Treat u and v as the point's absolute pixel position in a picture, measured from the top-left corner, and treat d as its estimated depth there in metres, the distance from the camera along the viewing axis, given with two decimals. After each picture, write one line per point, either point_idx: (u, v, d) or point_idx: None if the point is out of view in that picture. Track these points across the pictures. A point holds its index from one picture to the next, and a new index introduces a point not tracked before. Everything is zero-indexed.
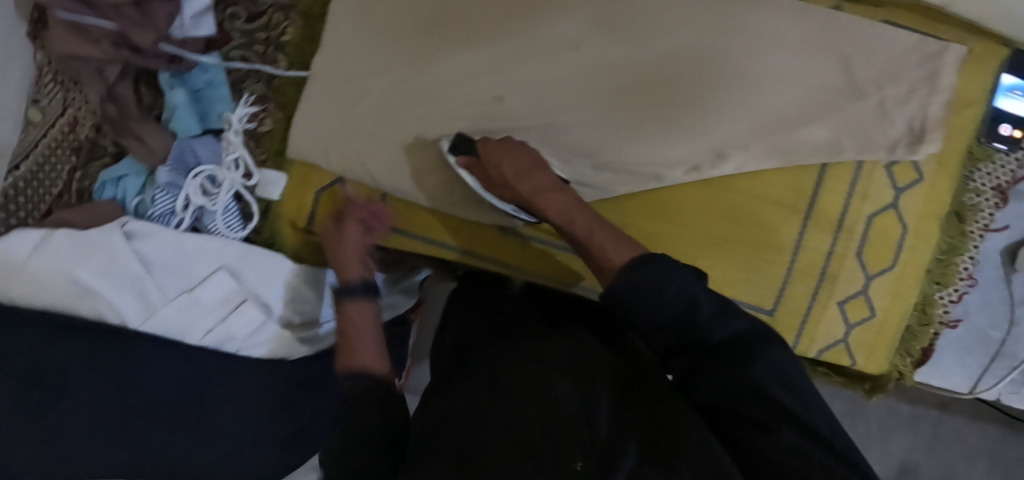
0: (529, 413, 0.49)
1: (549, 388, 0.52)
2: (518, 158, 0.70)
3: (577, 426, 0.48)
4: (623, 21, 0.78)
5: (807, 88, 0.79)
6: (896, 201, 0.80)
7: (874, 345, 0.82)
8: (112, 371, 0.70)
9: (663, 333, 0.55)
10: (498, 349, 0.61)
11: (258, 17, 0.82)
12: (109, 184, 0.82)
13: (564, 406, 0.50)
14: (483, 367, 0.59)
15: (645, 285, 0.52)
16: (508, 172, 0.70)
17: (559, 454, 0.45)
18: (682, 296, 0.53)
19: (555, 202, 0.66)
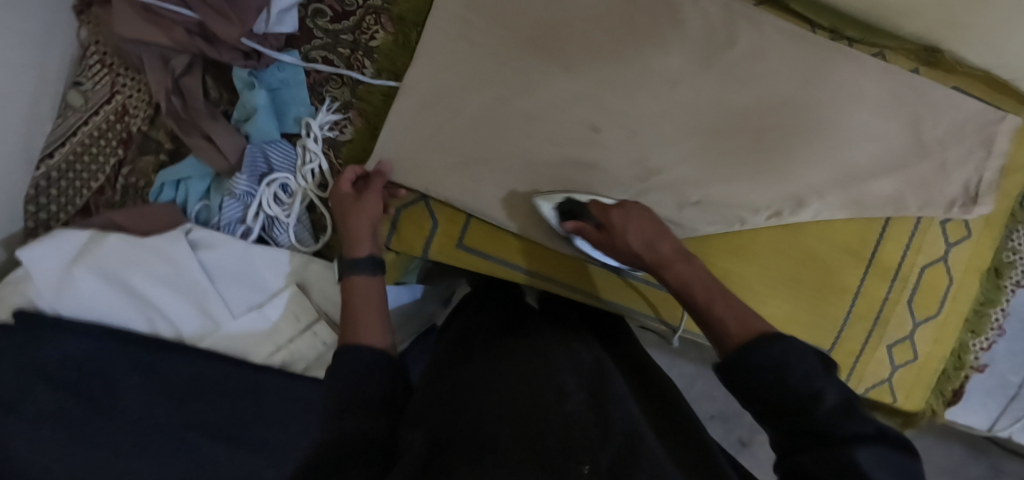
0: (540, 414, 0.48)
1: (567, 399, 0.50)
2: (642, 227, 0.63)
3: (589, 433, 0.46)
4: (721, 62, 0.79)
5: (883, 144, 0.82)
6: (946, 255, 0.86)
7: (912, 385, 0.89)
8: (165, 381, 0.70)
9: (743, 382, 0.48)
10: (508, 354, 0.60)
11: (345, 17, 0.78)
12: (168, 187, 0.75)
13: (570, 410, 0.49)
14: (493, 368, 0.58)
15: (769, 357, 0.47)
16: (636, 244, 0.62)
17: (559, 450, 0.44)
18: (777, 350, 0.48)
19: (685, 274, 0.58)
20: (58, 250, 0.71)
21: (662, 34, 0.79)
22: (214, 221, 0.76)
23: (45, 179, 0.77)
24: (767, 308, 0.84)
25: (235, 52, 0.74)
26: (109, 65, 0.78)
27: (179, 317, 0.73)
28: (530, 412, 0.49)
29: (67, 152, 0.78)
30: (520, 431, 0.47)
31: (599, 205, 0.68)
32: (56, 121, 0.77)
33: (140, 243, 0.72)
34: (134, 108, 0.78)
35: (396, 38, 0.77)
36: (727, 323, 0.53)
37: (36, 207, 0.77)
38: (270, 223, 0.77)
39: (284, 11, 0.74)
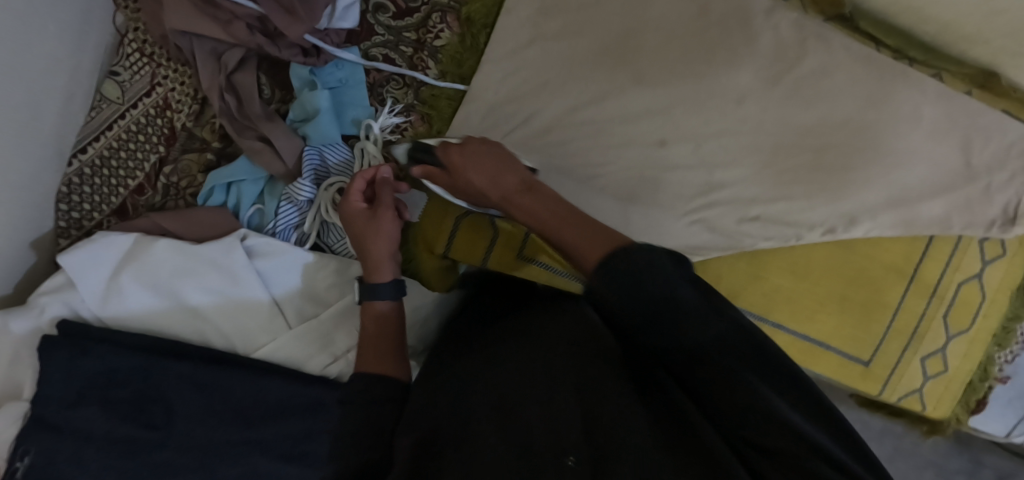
0: (526, 408, 0.52)
1: (554, 390, 0.53)
2: (484, 161, 0.62)
3: (570, 428, 0.49)
4: (790, 80, 0.79)
5: (939, 166, 0.82)
6: (981, 272, 0.88)
7: (940, 396, 0.92)
8: (214, 394, 0.65)
9: (640, 322, 0.48)
10: (502, 348, 0.64)
11: (409, 13, 0.74)
12: (218, 190, 0.71)
13: (561, 402, 0.52)
14: (484, 364, 0.61)
15: (621, 277, 0.47)
16: (479, 181, 0.62)
17: (542, 440, 0.48)
18: (640, 279, 0.47)
19: (531, 204, 0.59)
20: (102, 257, 0.67)
21: (735, 49, 0.78)
22: (268, 227, 0.72)
23: (78, 175, 0.72)
24: (815, 323, 0.87)
25: (294, 48, 0.69)
26: (150, 55, 0.72)
27: (232, 327, 0.69)
28: (512, 411, 0.52)
29: (101, 147, 0.73)
30: (515, 427, 0.50)
31: (443, 144, 0.67)
32: (89, 114, 0.72)
33: (192, 251, 0.68)
34: (176, 102, 0.73)
35: (463, 39, 0.74)
36: (575, 241, 0.53)
37: (68, 205, 0.72)
38: (326, 229, 0.73)
39: (347, 5, 0.69)
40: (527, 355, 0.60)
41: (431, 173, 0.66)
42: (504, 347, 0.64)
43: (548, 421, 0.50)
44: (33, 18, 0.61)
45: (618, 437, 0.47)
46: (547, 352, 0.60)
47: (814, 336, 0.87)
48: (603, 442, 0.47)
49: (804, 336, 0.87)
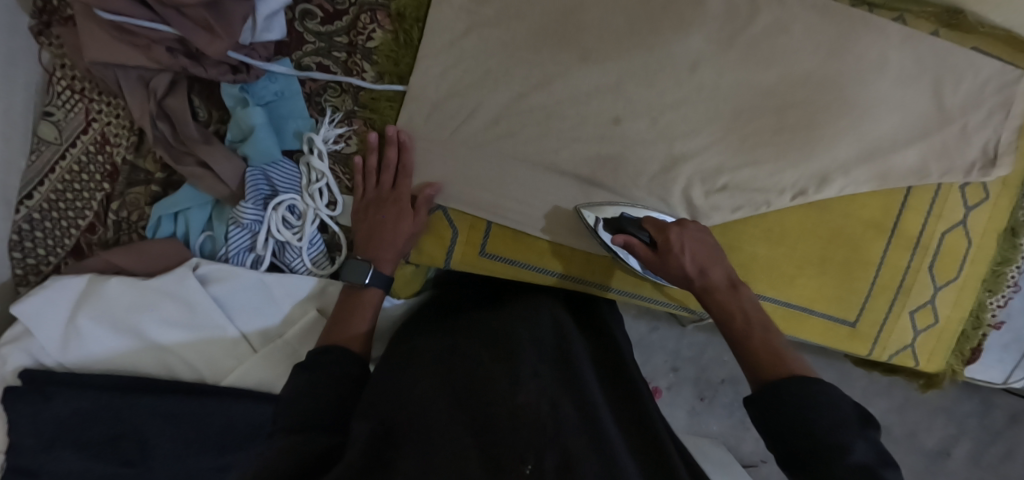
0: (489, 410, 0.50)
1: (519, 391, 0.52)
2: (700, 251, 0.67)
3: (534, 426, 0.48)
4: (746, 41, 0.77)
5: (906, 113, 0.81)
6: (966, 218, 0.85)
7: (932, 348, 0.90)
8: (184, 416, 0.65)
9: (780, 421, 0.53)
10: (465, 345, 0.62)
11: (337, 17, 0.71)
12: (166, 220, 0.70)
13: (524, 402, 0.50)
14: (443, 362, 0.59)
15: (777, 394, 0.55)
16: (690, 268, 0.66)
17: (501, 441, 0.47)
18: (825, 398, 0.53)
19: (742, 300, 0.65)
20: (55, 303, 0.66)
21: (685, 14, 0.76)
22: (220, 252, 0.71)
23: (27, 221, 0.72)
24: (796, 287, 0.85)
25: (221, 66, 0.67)
26: (80, 91, 0.71)
27: (197, 357, 0.69)
28: (474, 408, 0.51)
29: (47, 191, 0.72)
30: (479, 427, 0.49)
31: (654, 222, 0.70)
32: (30, 158, 0.72)
33: (144, 284, 0.67)
34: (114, 136, 0.71)
35: (398, 37, 0.71)
36: (761, 356, 0.60)
37: (23, 252, 0.72)
38: (280, 248, 0.72)
39: (271, 15, 0.66)
40: (493, 354, 0.58)
41: (629, 244, 0.69)
42: (467, 344, 0.62)
43: (512, 418, 0.49)
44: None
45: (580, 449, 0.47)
46: (516, 351, 0.58)
47: (797, 301, 0.85)
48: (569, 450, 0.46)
49: (783, 302, 0.85)
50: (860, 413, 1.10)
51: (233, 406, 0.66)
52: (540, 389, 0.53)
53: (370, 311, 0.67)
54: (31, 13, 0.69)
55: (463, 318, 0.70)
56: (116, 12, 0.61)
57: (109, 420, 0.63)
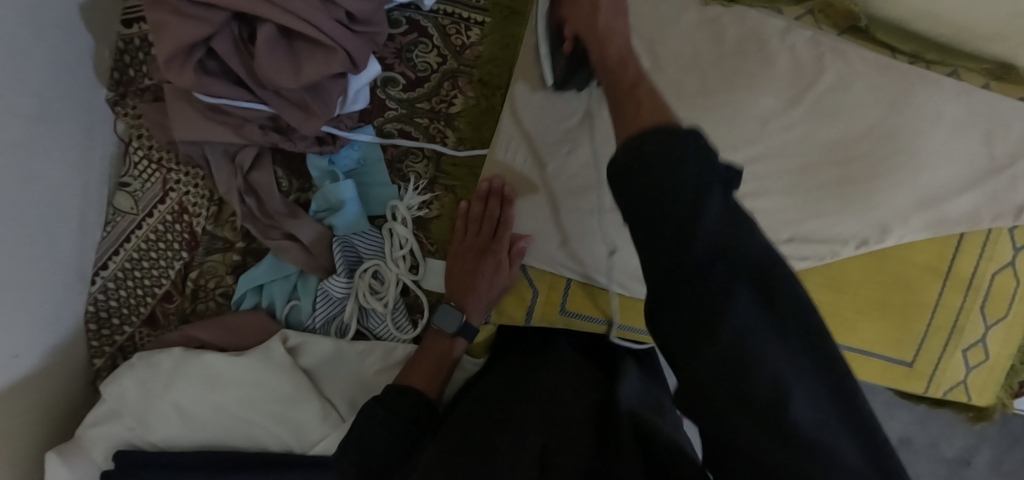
0: (492, 449, 0.50)
1: (526, 430, 0.52)
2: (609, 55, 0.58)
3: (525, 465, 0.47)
4: (816, 99, 0.79)
5: (960, 165, 0.84)
6: (1015, 259, 0.88)
7: (983, 384, 0.93)
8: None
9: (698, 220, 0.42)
10: (498, 393, 0.61)
11: (419, 84, 0.71)
12: (251, 292, 0.70)
13: (527, 441, 0.51)
14: (472, 406, 0.60)
15: (652, 158, 0.44)
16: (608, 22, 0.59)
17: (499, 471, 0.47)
18: (690, 188, 0.42)
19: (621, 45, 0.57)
20: (140, 381, 0.66)
21: (758, 73, 0.77)
22: (307, 323, 0.70)
23: (103, 291, 0.70)
24: (857, 332, 0.87)
25: (309, 139, 0.67)
26: (160, 162, 0.70)
27: (287, 428, 0.67)
28: (479, 450, 0.51)
29: (121, 260, 0.70)
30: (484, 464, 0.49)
31: None
32: (104, 229, 0.70)
33: (231, 360, 0.67)
34: (193, 206, 0.70)
35: (479, 103, 0.71)
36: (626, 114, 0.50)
37: (98, 324, 0.70)
38: (364, 314, 0.72)
39: (360, 88, 0.65)
40: (518, 403, 0.58)
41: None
42: (502, 389, 0.62)
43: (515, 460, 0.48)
44: (42, 157, 0.59)
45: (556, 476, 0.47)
46: (546, 403, 0.57)
47: (856, 346, 0.88)
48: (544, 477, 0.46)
49: (841, 347, 0.88)
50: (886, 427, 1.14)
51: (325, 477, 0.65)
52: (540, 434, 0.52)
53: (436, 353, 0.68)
54: (108, 85, 0.68)
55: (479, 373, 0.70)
56: (214, 94, 0.59)
57: None
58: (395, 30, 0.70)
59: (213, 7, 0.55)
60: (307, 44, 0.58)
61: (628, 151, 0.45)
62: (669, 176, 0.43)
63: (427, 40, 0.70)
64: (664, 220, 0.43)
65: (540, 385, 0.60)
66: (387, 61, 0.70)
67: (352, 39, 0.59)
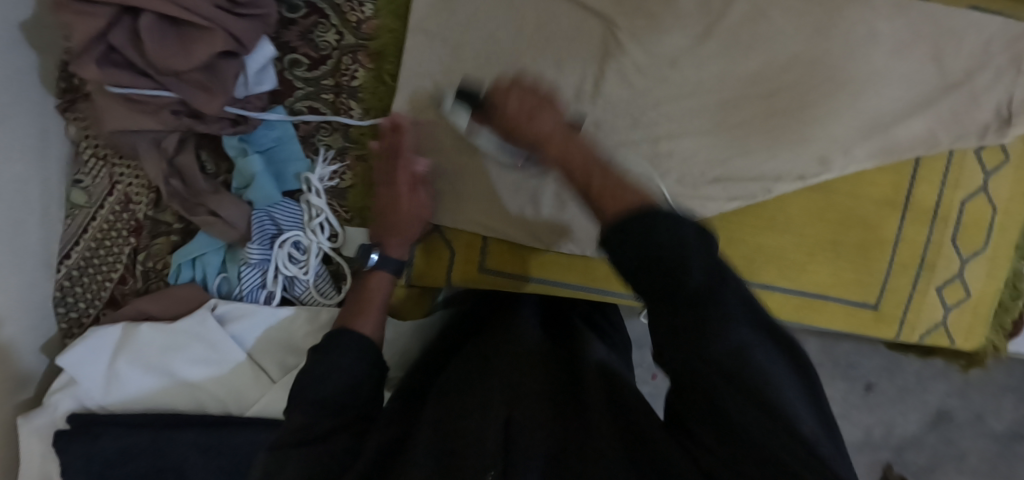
0: (461, 431, 0.51)
1: (492, 396, 0.55)
2: (530, 99, 0.63)
3: (490, 427, 0.50)
4: (732, 32, 0.76)
5: (906, 85, 0.78)
6: (986, 184, 0.82)
7: (969, 325, 0.85)
8: (214, 449, 0.69)
9: (665, 302, 0.45)
10: (471, 371, 0.62)
11: (322, 61, 0.76)
12: (185, 266, 0.76)
13: (490, 407, 0.53)
14: (452, 374, 0.63)
15: (639, 240, 0.46)
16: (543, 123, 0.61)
17: (467, 458, 0.48)
18: (701, 291, 0.44)
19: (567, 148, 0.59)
20: (95, 351, 0.71)
21: (665, 9, 0.75)
22: (236, 291, 0.77)
23: (67, 278, 0.77)
24: (808, 275, 0.82)
25: (222, 121, 0.72)
26: (104, 157, 0.77)
27: (226, 391, 0.74)
28: (451, 412, 0.54)
29: (82, 249, 0.78)
30: (454, 426, 0.52)
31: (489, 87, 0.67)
32: (65, 222, 0.77)
33: (172, 329, 0.72)
34: (136, 195, 0.77)
35: (378, 75, 0.75)
36: (606, 198, 0.51)
37: (66, 307, 0.78)
38: (290, 282, 0.77)
39: (261, 69, 0.72)
40: (491, 379, 0.58)
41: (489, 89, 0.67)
42: (476, 357, 0.65)
43: (482, 423, 0.51)
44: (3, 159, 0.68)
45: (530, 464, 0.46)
46: (518, 373, 0.59)
47: (811, 289, 0.82)
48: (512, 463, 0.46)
49: (793, 291, 0.82)
50: (918, 400, 1.18)
51: (246, 438, 0.70)
52: (504, 398, 0.55)
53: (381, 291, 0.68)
54: (55, 93, 0.75)
55: (452, 343, 0.75)
56: (122, 85, 0.66)
57: (144, 458, 0.69)
58: (294, 14, 0.75)
59: (100, 4, 0.61)
60: (193, 29, 0.64)
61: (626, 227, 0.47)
62: (666, 241, 0.45)
63: (325, 20, 0.75)
64: (672, 272, 0.45)
65: (508, 352, 0.64)
66: (288, 43, 0.75)
67: (235, 20, 0.65)
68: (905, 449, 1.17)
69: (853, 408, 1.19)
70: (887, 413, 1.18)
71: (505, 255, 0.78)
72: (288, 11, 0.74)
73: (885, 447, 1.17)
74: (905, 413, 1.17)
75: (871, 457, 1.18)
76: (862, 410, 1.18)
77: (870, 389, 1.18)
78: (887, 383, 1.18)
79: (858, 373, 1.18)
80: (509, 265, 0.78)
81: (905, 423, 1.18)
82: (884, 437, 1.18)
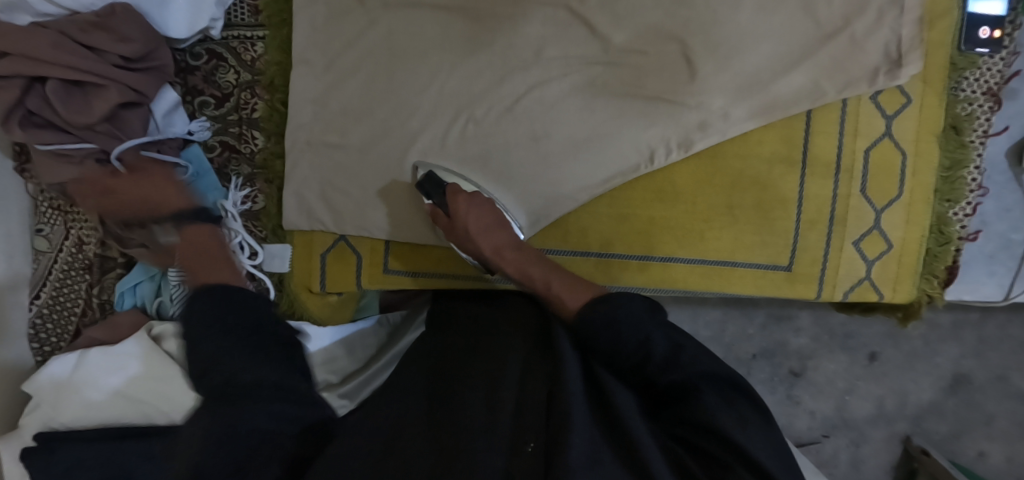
0: (506, 411, 0.57)
1: (533, 375, 0.61)
2: (479, 215, 0.76)
3: (535, 415, 0.56)
4: (591, 14, 0.78)
5: (782, 40, 0.77)
6: (888, 129, 0.79)
7: (896, 276, 0.82)
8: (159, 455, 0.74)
9: (632, 352, 0.60)
10: (499, 348, 0.67)
11: (226, 99, 0.84)
12: (128, 293, 0.86)
13: (530, 387, 0.59)
14: (477, 345, 0.69)
15: (603, 322, 0.61)
16: (487, 247, 0.76)
17: (518, 444, 0.54)
18: (637, 340, 0.60)
19: (512, 260, 0.75)
20: (57, 379, 0.81)
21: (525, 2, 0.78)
22: (171, 312, 0.86)
23: (39, 316, 0.88)
24: (709, 243, 0.81)
25: None
26: (58, 207, 0.87)
27: (166, 402, 0.80)
28: (494, 384, 0.61)
29: (49, 289, 0.88)
30: (504, 401, 0.58)
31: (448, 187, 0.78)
32: (32, 267, 0.88)
33: (116, 350, 0.82)
34: (87, 237, 0.87)
35: (270, 103, 0.83)
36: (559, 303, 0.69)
37: (40, 342, 0.89)
38: None
39: (169, 112, 0.81)
40: (527, 361, 0.64)
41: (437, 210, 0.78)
42: (496, 332, 0.71)
43: (520, 406, 0.58)
44: None
45: (576, 434, 0.51)
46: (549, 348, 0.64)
47: (714, 257, 0.82)
48: (557, 439, 0.51)
49: (700, 261, 0.82)
50: (929, 366, 1.16)
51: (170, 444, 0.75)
52: (545, 377, 0.61)
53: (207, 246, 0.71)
54: (12, 156, 0.85)
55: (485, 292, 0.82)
56: (49, 143, 0.76)
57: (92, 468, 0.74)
58: (197, 62, 0.83)
59: (11, 77, 0.72)
60: (94, 87, 0.74)
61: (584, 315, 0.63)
62: (620, 332, 0.60)
63: (223, 59, 0.83)
64: (628, 354, 0.60)
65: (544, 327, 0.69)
66: (194, 87, 0.84)
67: (129, 75, 0.74)
68: (924, 418, 1.16)
69: (860, 381, 1.17)
70: (897, 382, 1.16)
71: (422, 260, 0.84)
72: (192, 59, 0.83)
73: (901, 418, 1.16)
74: (919, 381, 1.16)
75: (886, 428, 1.17)
76: (869, 381, 1.17)
77: (876, 359, 1.17)
78: (892, 351, 1.16)
79: (860, 343, 1.17)
80: (431, 268, 0.84)
81: (920, 391, 1.16)
82: (897, 408, 1.16)
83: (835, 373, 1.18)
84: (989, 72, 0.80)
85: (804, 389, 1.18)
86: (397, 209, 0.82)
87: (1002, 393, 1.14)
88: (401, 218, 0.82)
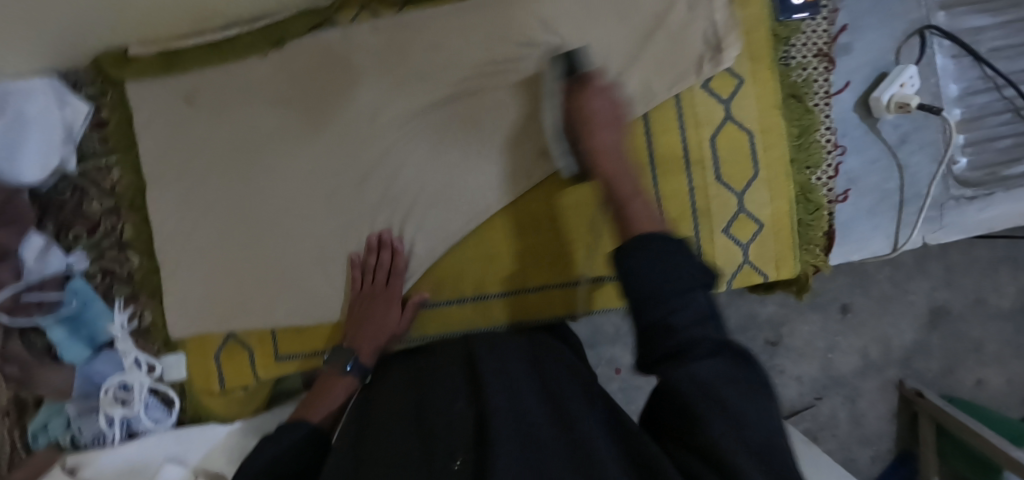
0: (433, 436, 0.51)
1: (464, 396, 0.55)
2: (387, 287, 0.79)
3: (463, 432, 0.49)
4: (411, 69, 0.80)
5: (599, 51, 0.77)
6: (729, 112, 0.78)
7: (776, 255, 0.81)
8: None
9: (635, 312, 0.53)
10: (437, 380, 0.61)
11: (95, 228, 0.87)
12: (40, 433, 0.87)
13: (458, 409, 0.53)
14: (416, 384, 0.63)
15: (644, 261, 0.54)
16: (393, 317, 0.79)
17: (440, 464, 0.47)
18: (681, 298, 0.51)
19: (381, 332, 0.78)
20: None
21: (353, 70, 0.80)
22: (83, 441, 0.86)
23: None
24: (578, 265, 0.81)
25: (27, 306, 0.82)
26: None
27: None
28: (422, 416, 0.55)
29: None
30: (431, 427, 0.52)
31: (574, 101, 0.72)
32: None
33: None
34: None
35: (137, 222, 0.87)
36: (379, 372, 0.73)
37: None
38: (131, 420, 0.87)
39: (43, 253, 0.83)
40: (460, 385, 0.58)
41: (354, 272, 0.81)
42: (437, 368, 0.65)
43: (448, 429, 0.51)
44: None
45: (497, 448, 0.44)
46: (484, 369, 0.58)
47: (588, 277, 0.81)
48: (481, 455, 0.45)
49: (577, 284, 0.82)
50: (904, 304, 1.09)
51: None
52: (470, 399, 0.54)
53: (340, 392, 0.72)
54: None
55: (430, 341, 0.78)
56: None
57: None
58: (61, 199, 0.87)
59: None
60: None
61: (633, 251, 0.55)
62: (668, 269, 0.53)
63: (86, 190, 0.87)
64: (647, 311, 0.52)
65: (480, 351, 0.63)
66: (65, 221, 0.87)
67: None
68: (912, 360, 1.10)
69: (838, 336, 1.09)
70: (875, 330, 1.09)
71: (305, 341, 0.84)
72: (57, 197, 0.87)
73: (889, 364, 1.09)
74: (897, 323, 1.09)
75: (878, 377, 1.09)
76: (847, 335, 1.09)
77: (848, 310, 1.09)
78: (863, 300, 1.09)
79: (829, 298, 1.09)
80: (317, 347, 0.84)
81: (900, 334, 1.09)
82: (882, 355, 1.09)
83: (812, 334, 1.09)
84: (814, 34, 0.80)
85: (786, 358, 1.09)
86: (270, 297, 0.83)
87: (981, 315, 1.09)
88: (282, 304, 0.83)
